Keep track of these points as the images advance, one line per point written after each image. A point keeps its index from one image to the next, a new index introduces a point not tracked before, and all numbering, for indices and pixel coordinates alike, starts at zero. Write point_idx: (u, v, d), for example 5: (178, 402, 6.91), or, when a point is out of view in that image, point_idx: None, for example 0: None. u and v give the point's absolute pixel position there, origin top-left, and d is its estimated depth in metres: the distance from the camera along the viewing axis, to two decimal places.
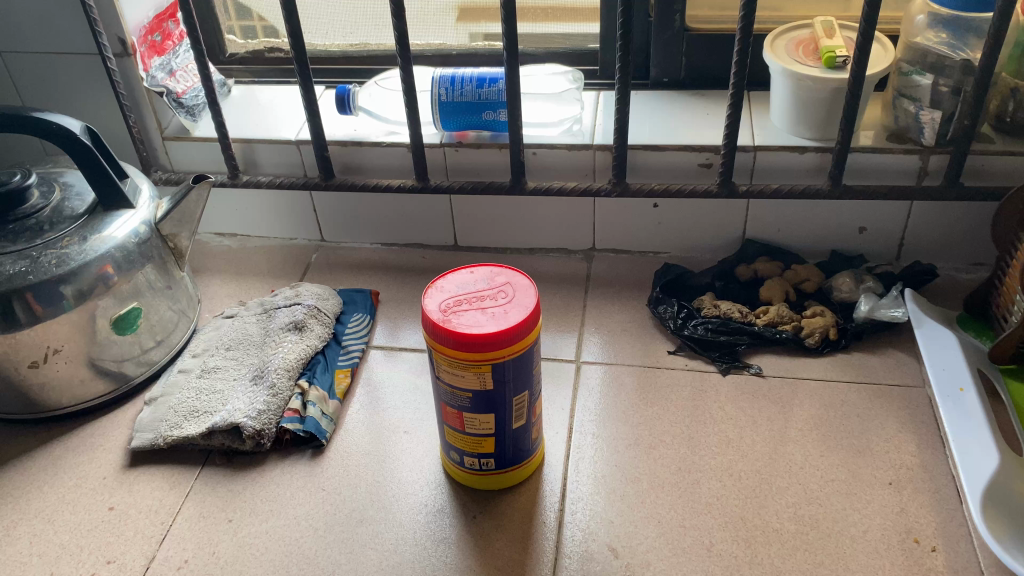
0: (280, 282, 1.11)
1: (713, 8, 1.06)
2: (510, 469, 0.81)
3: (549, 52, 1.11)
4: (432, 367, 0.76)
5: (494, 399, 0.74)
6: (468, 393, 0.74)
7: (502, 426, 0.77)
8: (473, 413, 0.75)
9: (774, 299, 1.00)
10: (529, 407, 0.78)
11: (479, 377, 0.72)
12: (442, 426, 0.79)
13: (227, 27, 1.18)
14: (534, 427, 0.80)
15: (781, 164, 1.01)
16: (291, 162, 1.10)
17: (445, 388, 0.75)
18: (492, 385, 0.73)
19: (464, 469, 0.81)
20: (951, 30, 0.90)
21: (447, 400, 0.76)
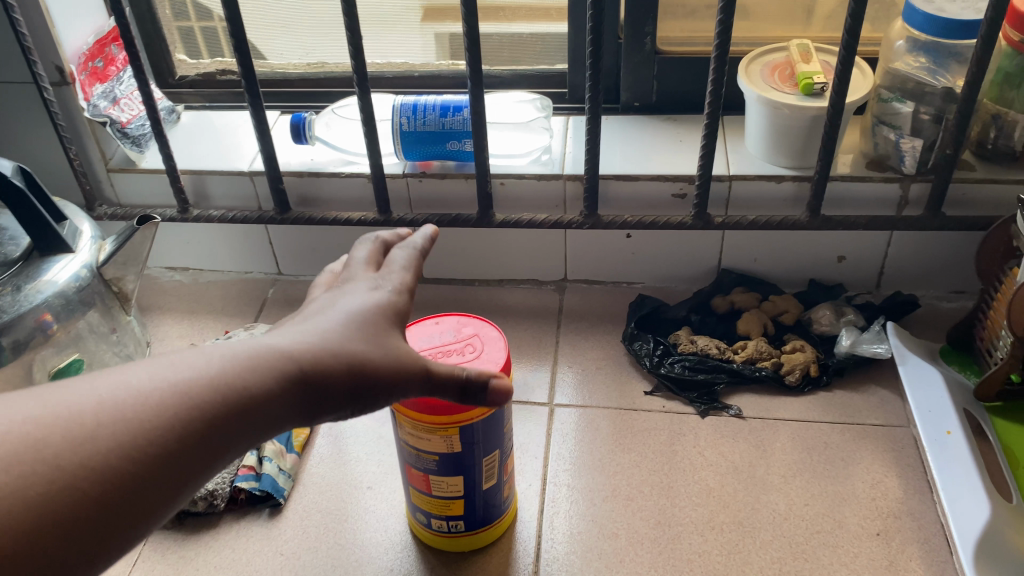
0: (234, 321, 1.05)
1: (685, 30, 1.02)
2: (480, 531, 0.76)
3: (516, 74, 1.06)
4: (394, 426, 0.71)
5: (462, 462, 0.70)
6: (435, 454, 0.69)
7: (471, 489, 0.72)
8: (441, 476, 0.71)
9: (751, 333, 0.96)
10: (499, 467, 0.73)
11: (445, 440, 0.68)
12: (408, 486, 0.74)
13: (177, 29, 1.10)
14: (505, 486, 0.76)
15: (758, 194, 0.97)
16: (244, 194, 1.04)
17: (409, 450, 0.70)
18: (459, 448, 0.69)
19: (431, 530, 0.76)
20: (931, 55, 0.87)
21: (412, 462, 0.71)
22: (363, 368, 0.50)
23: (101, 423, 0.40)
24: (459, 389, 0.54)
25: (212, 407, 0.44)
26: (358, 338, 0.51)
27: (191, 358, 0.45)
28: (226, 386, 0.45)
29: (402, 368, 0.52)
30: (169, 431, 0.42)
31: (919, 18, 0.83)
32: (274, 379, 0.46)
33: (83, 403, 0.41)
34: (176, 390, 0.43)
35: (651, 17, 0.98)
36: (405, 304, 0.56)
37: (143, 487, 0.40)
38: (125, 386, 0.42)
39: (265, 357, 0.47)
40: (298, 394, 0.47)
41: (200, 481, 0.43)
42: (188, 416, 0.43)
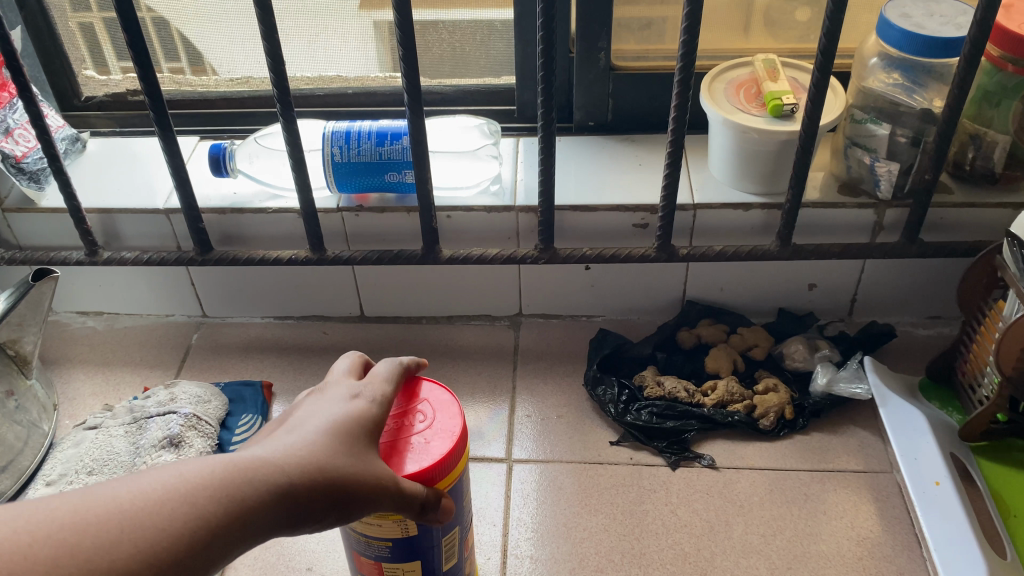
0: (155, 374, 0.95)
1: (641, 42, 0.94)
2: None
3: (460, 91, 0.98)
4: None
5: (419, 546, 0.61)
6: (387, 539, 0.60)
7: (429, 573, 0.64)
8: (394, 562, 0.62)
9: (721, 372, 0.89)
10: (458, 544, 0.65)
11: (397, 524, 0.58)
12: (357, 574, 0.65)
13: (76, 24, 0.95)
14: (467, 564, 0.68)
15: (723, 223, 0.90)
16: (161, 234, 0.93)
17: (357, 537, 0.61)
18: (415, 532, 0.60)
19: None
20: (905, 71, 0.80)
21: (361, 550, 0.62)
22: (350, 484, 0.48)
23: (102, 537, 0.41)
24: (422, 505, 0.53)
25: (209, 520, 0.43)
26: (345, 450, 0.49)
27: (192, 466, 0.45)
28: (225, 497, 0.44)
29: (387, 482, 0.50)
30: (166, 547, 0.42)
31: (895, 33, 0.77)
32: (268, 495, 0.45)
33: (92, 511, 0.41)
34: (178, 504, 0.43)
35: (606, 32, 0.90)
36: (386, 410, 0.54)
37: None
38: (132, 494, 0.43)
39: (260, 470, 0.46)
40: (292, 510, 0.46)
41: None
42: (188, 530, 0.42)
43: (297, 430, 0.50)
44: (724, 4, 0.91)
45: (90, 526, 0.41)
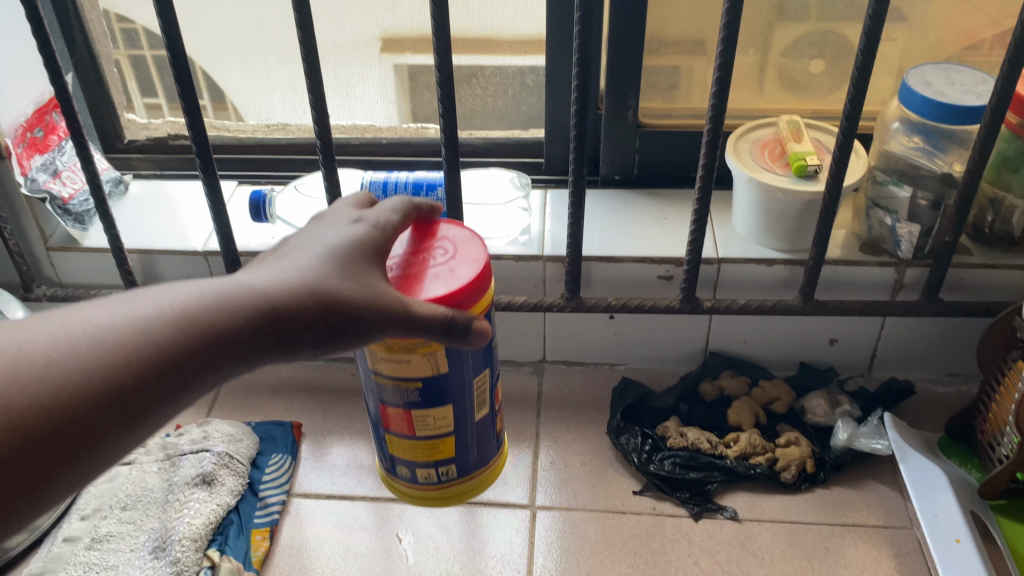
0: (186, 412, 0.97)
1: (667, 100, 0.97)
2: (472, 477, 0.69)
3: (489, 143, 1.01)
4: (361, 361, 0.61)
5: (450, 383, 0.61)
6: (417, 381, 0.59)
7: (462, 416, 0.64)
8: (426, 409, 0.62)
9: (744, 425, 0.90)
10: (487, 389, 0.65)
11: (429, 357, 0.58)
12: (385, 433, 0.65)
13: (114, 60, 1.00)
14: (495, 416, 0.69)
15: (746, 278, 0.92)
16: (198, 275, 0.96)
17: (385, 383, 0.60)
18: (446, 369, 0.59)
19: (417, 487, 0.68)
20: (926, 135, 0.83)
21: (390, 399, 0.61)
22: (346, 307, 0.48)
23: (90, 345, 0.40)
24: (444, 328, 0.52)
25: (197, 338, 0.43)
26: (343, 274, 0.49)
27: (173, 290, 0.44)
28: (213, 317, 0.44)
29: (385, 305, 0.50)
30: (154, 359, 0.42)
31: (916, 100, 0.79)
32: (252, 318, 0.45)
33: (72, 326, 0.41)
34: (156, 324, 0.42)
35: (634, 91, 0.93)
36: (389, 240, 0.54)
37: (131, 405, 0.41)
38: (113, 315, 0.42)
39: (250, 291, 0.46)
40: (281, 334, 0.46)
41: (186, 404, 0.44)
42: (175, 349, 0.42)
43: (291, 257, 0.50)
44: (748, 65, 0.95)
45: (61, 342, 0.40)
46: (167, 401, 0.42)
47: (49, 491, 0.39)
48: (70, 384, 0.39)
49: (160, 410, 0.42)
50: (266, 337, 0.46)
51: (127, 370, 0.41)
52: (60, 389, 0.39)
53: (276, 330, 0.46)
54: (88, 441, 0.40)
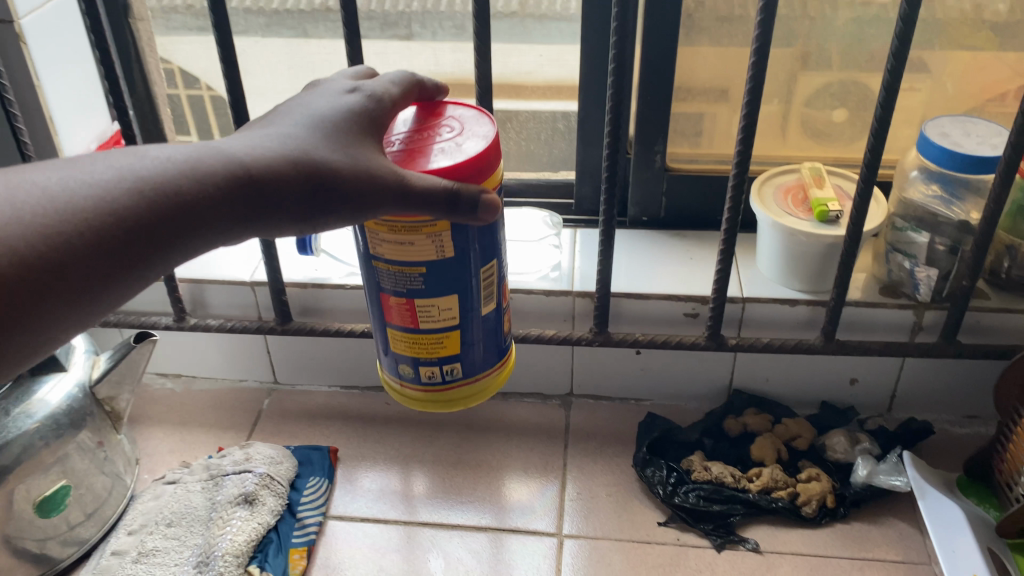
0: (228, 435, 1.01)
1: (694, 146, 1.02)
2: (478, 378, 0.68)
3: (522, 184, 1.06)
4: (364, 248, 0.60)
5: (456, 270, 0.59)
6: (421, 266, 0.58)
7: (468, 309, 0.63)
8: (430, 299, 0.60)
9: (766, 460, 0.93)
10: (495, 282, 0.64)
11: (433, 240, 0.56)
12: (388, 327, 0.65)
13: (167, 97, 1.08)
14: (502, 314, 0.67)
15: (770, 316, 0.96)
16: (245, 304, 1.01)
17: (388, 270, 0.59)
18: (451, 254, 0.58)
19: (419, 386, 0.68)
20: (944, 184, 0.86)
21: (393, 287, 0.60)
22: (325, 176, 0.50)
23: (68, 197, 0.45)
24: (447, 203, 0.52)
25: (169, 198, 0.47)
26: (327, 146, 0.51)
27: (155, 153, 0.48)
28: (186, 178, 0.47)
29: (375, 174, 0.51)
30: (126, 213, 0.45)
31: (934, 150, 0.83)
32: (227, 181, 0.48)
33: (55, 180, 0.45)
34: (132, 181, 0.46)
35: (662, 137, 0.98)
36: (386, 110, 0.55)
37: (106, 253, 0.45)
38: (91, 173, 0.46)
39: (227, 158, 0.49)
40: (258, 198, 0.49)
41: (168, 259, 0.48)
42: (145, 205, 0.46)
43: (279, 127, 0.52)
44: (772, 114, 1.00)
45: (47, 194, 0.44)
46: (145, 252, 0.46)
47: (36, 327, 0.44)
48: (49, 229, 0.44)
49: (136, 264, 0.47)
50: (242, 201, 0.49)
51: (105, 220, 0.45)
52: (43, 232, 0.43)
53: (253, 194, 0.49)
54: (69, 285, 0.44)
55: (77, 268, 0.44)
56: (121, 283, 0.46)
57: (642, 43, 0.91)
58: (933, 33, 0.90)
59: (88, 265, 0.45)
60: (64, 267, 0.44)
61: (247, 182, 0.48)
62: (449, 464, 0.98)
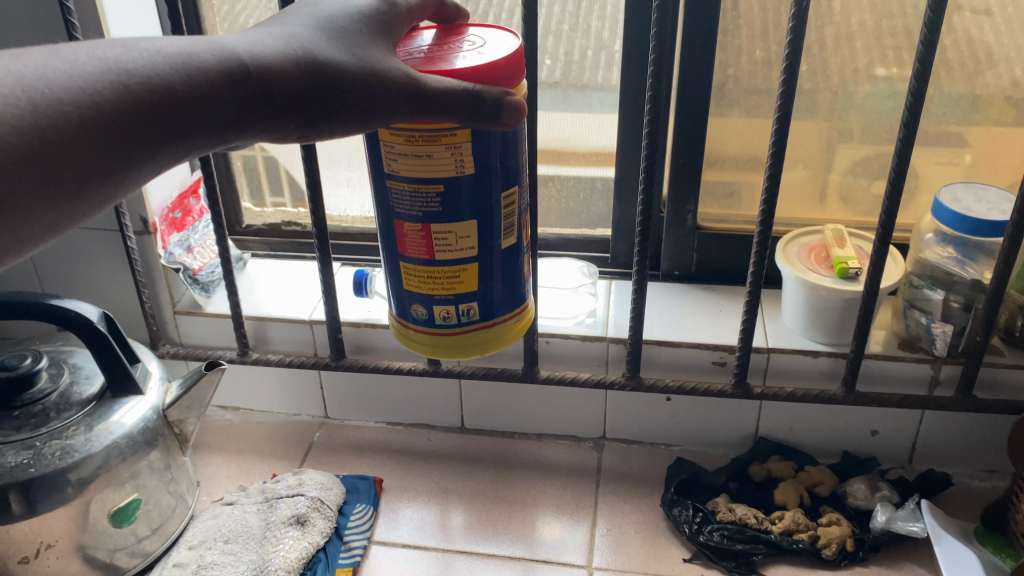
0: (281, 464, 1.09)
1: (723, 207, 1.09)
2: (495, 319, 0.71)
3: (562, 238, 1.14)
4: (382, 168, 0.64)
5: (476, 191, 0.62)
6: (439, 183, 0.62)
7: (487, 237, 0.66)
8: (448, 224, 0.64)
9: (789, 504, 0.97)
10: (515, 217, 0.67)
11: (452, 153, 0.60)
12: (405, 262, 0.68)
13: (239, 158, 1.14)
14: (521, 258, 0.71)
15: (794, 367, 1.01)
16: (303, 341, 1.09)
17: (406, 191, 0.63)
18: (472, 172, 0.61)
19: (433, 329, 0.70)
20: (958, 246, 0.93)
21: (412, 212, 0.64)
22: (328, 75, 0.54)
23: (66, 84, 0.45)
24: (470, 105, 0.55)
25: (167, 89, 0.49)
26: (330, 46, 0.54)
27: (148, 45, 0.49)
28: (183, 72, 0.49)
29: (381, 78, 0.54)
30: (125, 102, 0.47)
31: (947, 214, 0.90)
32: (225, 79, 0.51)
33: (50, 67, 0.45)
34: (130, 74, 0.47)
35: (693, 197, 1.05)
36: (399, 15, 0.60)
37: (108, 142, 0.47)
38: (85, 61, 0.47)
39: (227, 53, 0.51)
40: (253, 96, 0.52)
41: (163, 149, 0.50)
42: (144, 96, 0.48)
43: (275, 27, 0.55)
44: (797, 178, 1.07)
45: (41, 78, 0.45)
46: (144, 146, 0.48)
47: (29, 215, 0.44)
48: (50, 112, 0.44)
49: (134, 153, 0.48)
50: (238, 97, 0.52)
51: (103, 111, 0.46)
52: (42, 121, 0.44)
53: (248, 93, 0.52)
54: (65, 175, 0.45)
55: (73, 158, 0.45)
56: (116, 177, 0.48)
57: (676, 111, 1.00)
58: (951, 106, 0.97)
59: (87, 157, 0.46)
60: (61, 157, 0.45)
61: (245, 78, 0.51)
62: (486, 498, 1.04)
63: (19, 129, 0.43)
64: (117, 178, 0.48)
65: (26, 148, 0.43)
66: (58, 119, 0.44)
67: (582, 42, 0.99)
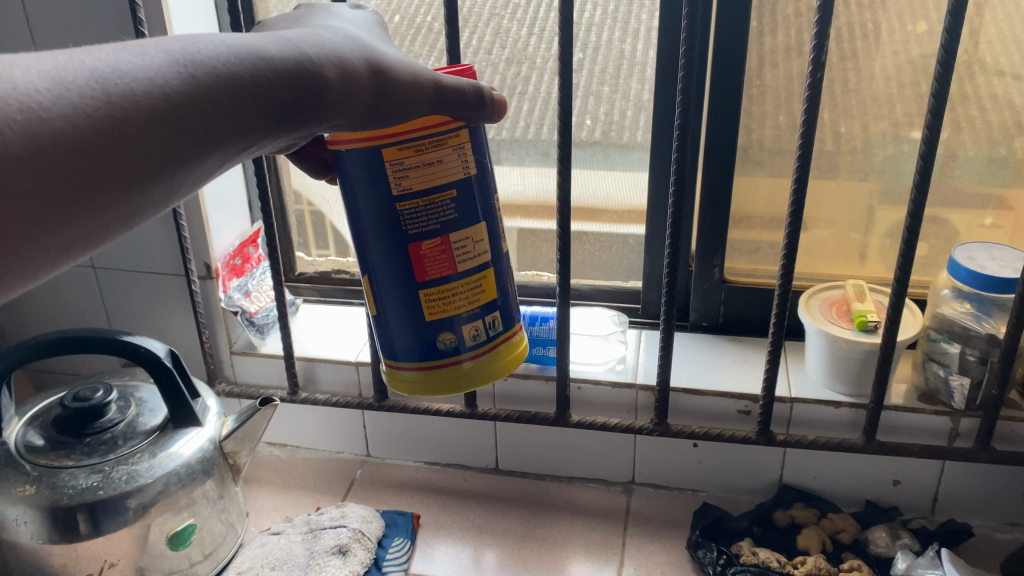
0: (325, 498, 1.15)
1: (749, 262, 1.15)
2: (512, 328, 0.73)
3: (594, 289, 1.20)
4: (384, 196, 0.64)
5: (478, 193, 0.67)
6: (451, 188, 0.65)
7: (493, 239, 0.69)
8: (464, 231, 0.66)
9: (811, 549, 1.00)
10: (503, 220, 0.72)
11: (458, 154, 0.64)
12: (423, 292, 0.68)
13: (295, 210, 1.23)
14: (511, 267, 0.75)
15: (817, 417, 1.05)
16: (349, 382, 1.16)
17: (417, 207, 0.64)
18: (475, 171, 0.66)
19: (465, 355, 0.70)
20: (974, 302, 0.96)
21: (428, 229, 0.65)
22: (374, 77, 0.57)
23: (135, 76, 0.44)
24: (477, 106, 0.63)
25: (234, 85, 0.48)
26: (371, 50, 0.58)
27: (212, 40, 0.49)
28: (248, 68, 0.49)
29: (416, 83, 0.59)
30: (196, 97, 0.46)
31: (962, 270, 0.94)
32: (287, 77, 0.51)
33: (118, 59, 0.44)
34: (196, 67, 0.47)
35: (720, 253, 1.11)
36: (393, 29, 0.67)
37: (176, 139, 0.46)
38: (153, 54, 0.46)
39: (287, 51, 0.52)
40: (310, 94, 0.53)
41: (225, 145, 0.49)
42: (214, 91, 0.47)
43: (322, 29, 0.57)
44: (819, 236, 1.12)
45: (111, 70, 0.44)
46: (209, 143, 0.48)
47: (94, 209, 0.44)
48: (126, 104, 0.43)
49: (199, 148, 0.48)
50: (297, 96, 0.52)
51: (175, 101, 0.45)
52: (115, 114, 0.43)
53: (308, 91, 0.53)
54: (134, 168, 0.45)
55: (142, 152, 0.44)
56: (179, 172, 0.47)
57: (704, 170, 1.06)
58: (966, 168, 1.03)
59: (157, 150, 0.45)
60: (134, 147, 0.44)
61: (306, 75, 0.52)
62: (517, 536, 1.09)
63: (96, 116, 0.42)
64: (176, 174, 0.47)
65: (100, 141, 0.42)
66: (134, 108, 0.44)
67: (620, 104, 1.06)
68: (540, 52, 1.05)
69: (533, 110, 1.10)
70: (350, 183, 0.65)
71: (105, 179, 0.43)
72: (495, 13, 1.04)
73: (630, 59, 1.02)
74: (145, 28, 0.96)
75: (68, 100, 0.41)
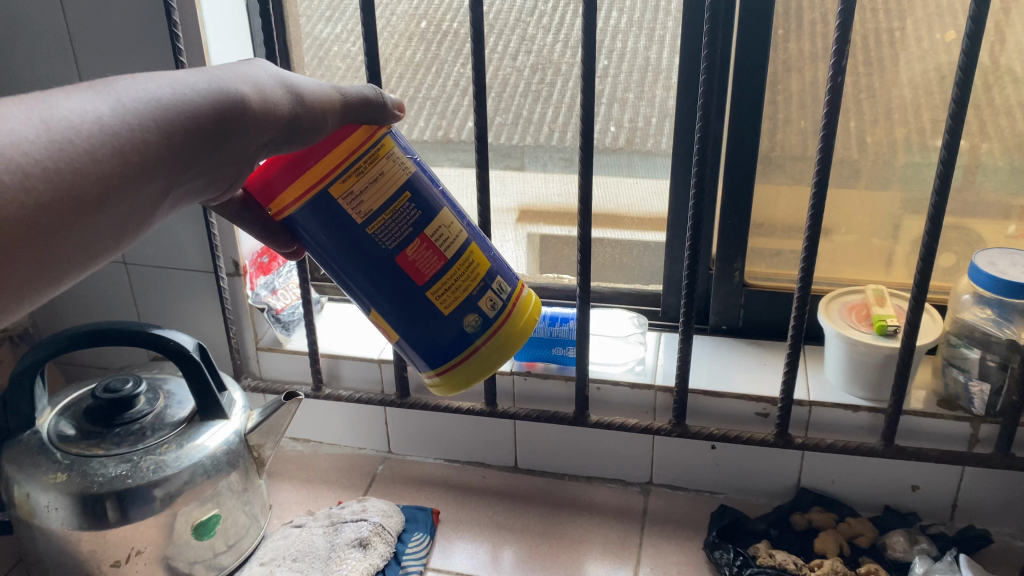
0: (347, 493, 1.17)
1: (770, 266, 1.15)
2: (519, 288, 0.73)
3: (614, 291, 1.22)
4: (352, 229, 0.65)
5: (427, 186, 0.68)
6: (403, 190, 0.66)
7: (463, 220, 0.70)
8: (432, 224, 0.67)
9: (828, 552, 1.00)
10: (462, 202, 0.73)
11: (393, 159, 0.65)
12: (429, 292, 0.68)
13: None
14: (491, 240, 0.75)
15: (835, 421, 1.06)
16: (372, 379, 1.18)
17: (384, 225, 0.66)
18: (413, 168, 0.67)
19: (491, 330, 0.70)
20: (995, 308, 0.96)
21: (401, 239, 0.66)
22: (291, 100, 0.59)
23: (71, 117, 0.46)
24: (380, 116, 0.64)
25: (165, 117, 0.50)
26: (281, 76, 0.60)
27: (137, 78, 0.51)
28: (175, 100, 0.51)
29: (330, 102, 0.61)
30: (130, 131, 0.48)
31: (983, 276, 0.94)
32: (212, 106, 0.53)
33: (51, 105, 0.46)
34: (127, 104, 0.49)
35: (740, 256, 1.12)
36: None
37: (117, 170, 0.48)
38: (83, 96, 0.48)
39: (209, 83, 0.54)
40: (235, 120, 0.55)
41: (163, 175, 0.51)
42: (146, 124, 0.49)
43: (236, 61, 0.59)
44: (840, 241, 1.13)
45: (47, 113, 0.45)
46: (146, 174, 0.50)
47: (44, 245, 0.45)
48: (65, 144, 0.45)
49: (139, 179, 0.49)
50: (224, 121, 0.54)
51: (110, 137, 0.47)
52: (56, 154, 0.45)
53: (231, 117, 0.55)
54: (80, 204, 0.46)
55: (86, 187, 0.46)
56: (123, 204, 0.49)
57: (725, 175, 1.07)
58: (989, 175, 1.03)
59: (104, 178, 0.47)
60: (80, 180, 0.46)
61: (228, 102, 0.54)
62: (535, 534, 1.10)
63: (40, 154, 0.44)
64: (119, 206, 0.49)
65: (46, 180, 0.44)
66: (73, 146, 0.45)
67: (645, 109, 1.07)
68: (564, 58, 1.07)
69: (557, 116, 1.12)
70: (316, 239, 0.66)
71: (57, 211, 0.45)
72: (520, 19, 1.05)
73: (653, 66, 1.04)
74: (180, 32, 0.99)
75: (13, 135, 0.43)
